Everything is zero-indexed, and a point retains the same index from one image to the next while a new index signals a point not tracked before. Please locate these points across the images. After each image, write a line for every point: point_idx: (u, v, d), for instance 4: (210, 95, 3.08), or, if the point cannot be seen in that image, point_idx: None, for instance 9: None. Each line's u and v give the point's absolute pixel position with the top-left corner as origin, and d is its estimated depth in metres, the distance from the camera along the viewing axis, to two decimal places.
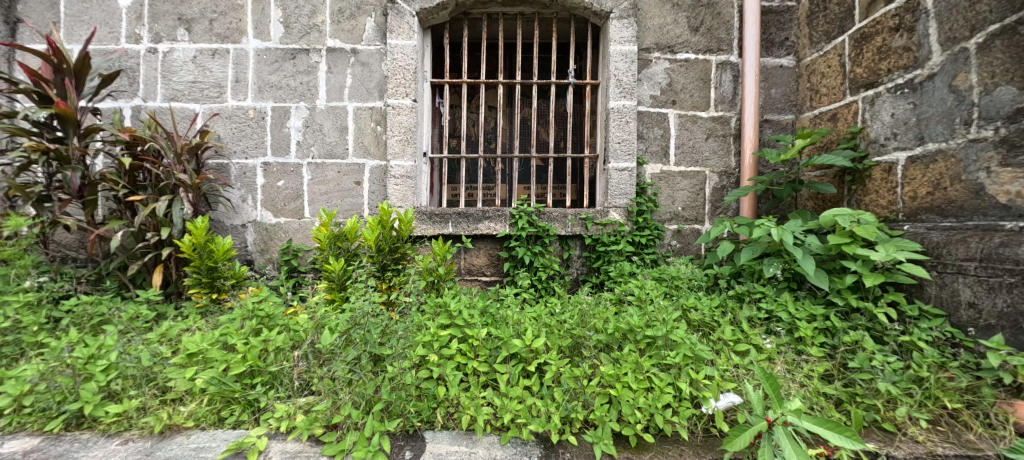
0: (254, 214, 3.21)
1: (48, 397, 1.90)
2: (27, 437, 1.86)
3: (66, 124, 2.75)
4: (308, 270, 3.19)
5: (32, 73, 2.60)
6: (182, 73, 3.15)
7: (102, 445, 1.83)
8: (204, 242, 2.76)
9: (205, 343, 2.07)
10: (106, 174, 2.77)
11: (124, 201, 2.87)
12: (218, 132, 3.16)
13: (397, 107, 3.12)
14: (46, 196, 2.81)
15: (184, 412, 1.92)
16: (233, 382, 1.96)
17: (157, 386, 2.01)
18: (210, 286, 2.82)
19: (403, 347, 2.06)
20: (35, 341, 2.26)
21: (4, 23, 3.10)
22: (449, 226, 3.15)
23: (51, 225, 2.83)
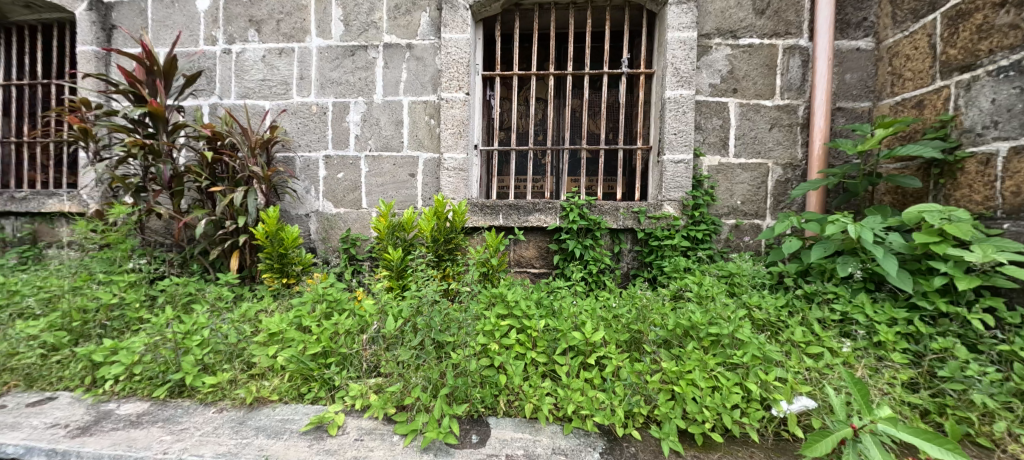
0: (316, 204, 3.40)
1: (154, 366, 2.16)
2: (139, 402, 2.12)
3: (157, 121, 3.03)
4: (365, 258, 3.36)
5: (130, 75, 2.89)
6: (253, 71, 3.37)
7: (201, 412, 2.04)
8: (276, 230, 2.98)
9: (283, 323, 2.24)
10: (191, 167, 3.04)
11: (206, 192, 3.15)
12: (285, 127, 3.37)
13: (450, 101, 3.18)
14: (143, 188, 3.13)
15: (268, 385, 2.10)
16: (310, 361, 2.11)
17: (244, 362, 2.22)
18: (281, 271, 3.05)
19: (467, 335, 2.13)
20: (138, 316, 2.54)
21: (101, 28, 3.41)
22: (500, 218, 3.19)
23: (145, 213, 3.15)
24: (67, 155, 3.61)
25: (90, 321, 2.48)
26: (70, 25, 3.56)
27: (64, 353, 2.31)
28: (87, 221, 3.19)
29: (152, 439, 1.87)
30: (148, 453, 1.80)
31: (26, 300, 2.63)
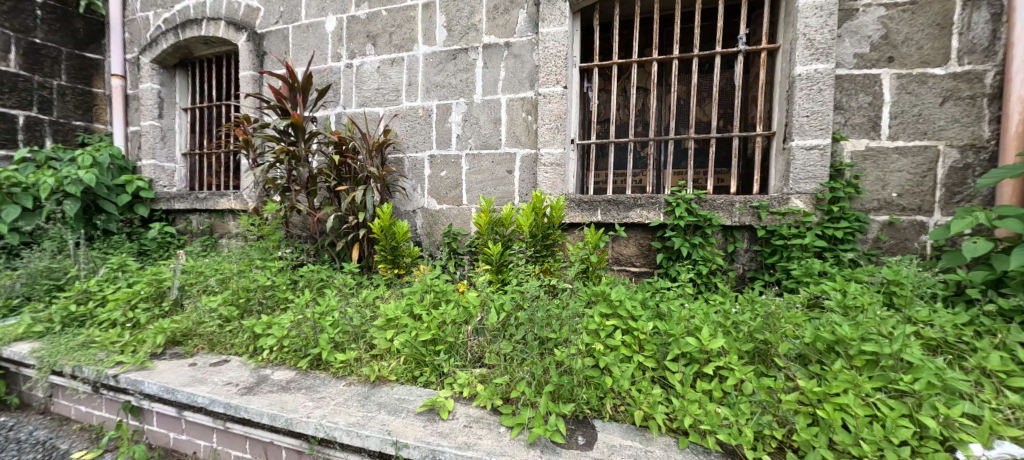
0: (422, 201, 3.64)
1: (298, 340, 2.50)
2: (287, 370, 2.45)
3: (298, 131, 3.52)
4: (465, 252, 3.49)
5: (278, 93, 3.39)
6: (370, 81, 3.73)
7: (334, 384, 2.29)
8: (389, 224, 3.26)
9: (399, 310, 2.49)
10: (323, 169, 3.48)
11: (335, 191, 3.58)
12: (397, 130, 3.67)
13: (548, 96, 3.16)
14: (287, 188, 3.64)
15: (386, 366, 2.30)
16: (422, 346, 2.28)
17: (367, 342, 2.46)
18: (393, 262, 3.33)
19: (572, 333, 2.12)
20: (285, 297, 2.99)
21: (256, 55, 4.05)
22: (598, 214, 3.08)
23: (289, 209, 3.66)
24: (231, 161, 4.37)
25: (251, 298, 2.97)
26: (235, 55, 4.30)
27: (234, 324, 2.77)
28: (248, 216, 3.82)
29: (297, 404, 2.11)
30: (295, 416, 2.03)
31: (210, 281, 3.20)
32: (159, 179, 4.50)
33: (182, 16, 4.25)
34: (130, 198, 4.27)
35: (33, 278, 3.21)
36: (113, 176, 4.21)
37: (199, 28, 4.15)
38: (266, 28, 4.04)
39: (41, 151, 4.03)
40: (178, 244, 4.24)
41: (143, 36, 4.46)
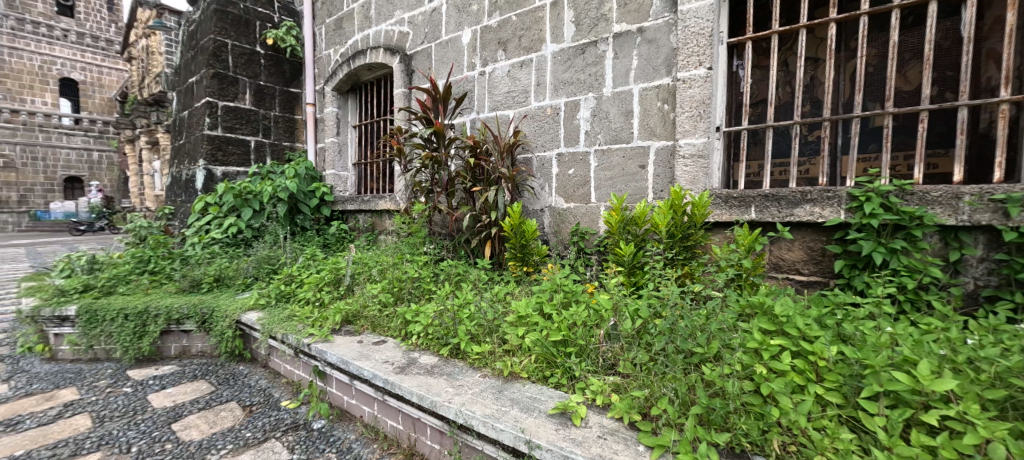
0: (549, 200, 3.61)
1: (441, 329, 2.59)
2: (433, 356, 2.51)
3: (439, 137, 3.76)
4: (593, 252, 3.31)
5: (424, 104, 3.68)
6: (501, 86, 3.81)
7: (471, 374, 2.28)
8: (519, 223, 3.30)
9: (531, 308, 2.42)
10: (459, 171, 3.65)
11: (470, 192, 3.71)
12: (526, 130, 3.70)
13: (689, 80, 2.84)
14: (431, 189, 3.85)
15: (517, 363, 2.24)
16: (553, 347, 2.19)
17: (500, 338, 2.43)
18: (522, 259, 3.36)
19: (727, 349, 1.78)
20: (428, 288, 3.14)
21: (406, 73, 4.44)
22: (751, 211, 2.65)
23: (433, 209, 3.86)
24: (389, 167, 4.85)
25: (403, 287, 3.18)
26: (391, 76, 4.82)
27: (390, 310, 2.98)
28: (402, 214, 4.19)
29: (440, 389, 2.13)
30: (438, 399, 2.03)
31: (371, 272, 3.49)
32: (338, 186, 5.28)
33: (353, 49, 4.92)
34: (319, 201, 5.01)
35: (259, 265, 3.98)
36: (308, 183, 5.00)
37: (365, 56, 4.73)
38: (414, 48, 4.41)
39: (261, 168, 4.91)
40: (350, 238, 4.88)
41: (326, 69, 5.27)
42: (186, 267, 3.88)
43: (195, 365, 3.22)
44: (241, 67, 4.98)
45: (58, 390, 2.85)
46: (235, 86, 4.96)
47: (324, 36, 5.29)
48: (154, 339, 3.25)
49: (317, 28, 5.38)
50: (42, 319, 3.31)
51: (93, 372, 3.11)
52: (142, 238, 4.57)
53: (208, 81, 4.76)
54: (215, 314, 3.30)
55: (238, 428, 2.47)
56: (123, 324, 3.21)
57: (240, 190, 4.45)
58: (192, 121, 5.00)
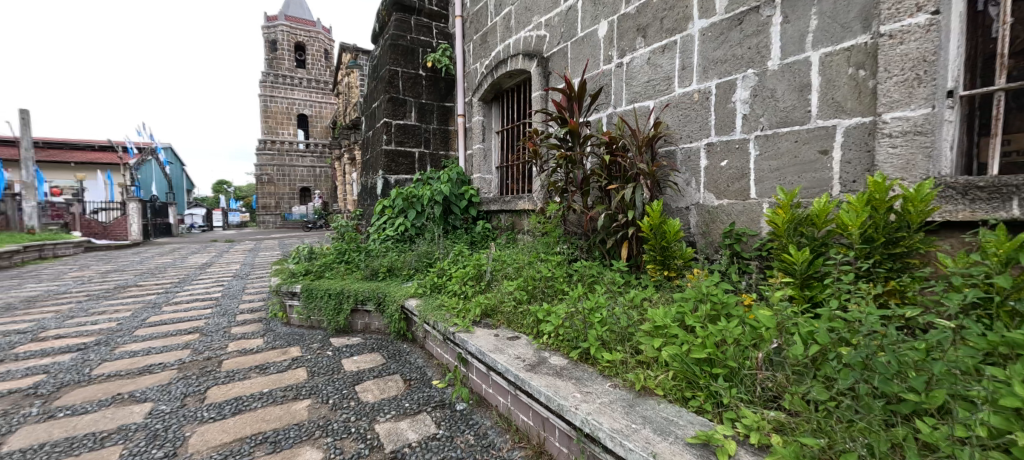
0: (697, 196, 2.85)
1: (571, 333, 2.08)
2: (559, 358, 2.05)
3: (575, 137, 2.87)
4: (754, 256, 2.50)
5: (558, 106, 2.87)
6: (639, 76, 3.13)
7: (599, 382, 1.83)
8: (661, 223, 2.40)
9: (670, 318, 1.89)
10: (594, 168, 2.73)
11: (606, 191, 2.74)
12: (668, 122, 3.00)
13: (903, 32, 1.93)
14: (565, 189, 2.94)
15: (654, 376, 1.77)
16: (695, 366, 1.70)
17: (634, 347, 1.93)
18: (663, 263, 2.46)
19: (962, 414, 1.25)
20: (561, 289, 2.55)
21: (543, 76, 3.92)
22: (1013, 208, 1.75)
23: (567, 211, 2.97)
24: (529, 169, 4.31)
25: (535, 286, 2.64)
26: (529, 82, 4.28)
27: (524, 307, 2.47)
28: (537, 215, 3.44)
29: (567, 392, 1.76)
30: (564, 403, 1.70)
31: (508, 270, 2.99)
32: (483, 189, 4.88)
33: (494, 60, 4.55)
34: (468, 202, 4.72)
35: (420, 259, 3.92)
36: (459, 185, 4.72)
37: (505, 65, 4.25)
38: (551, 50, 3.88)
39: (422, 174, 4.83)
40: (494, 237, 4.54)
41: (474, 83, 5.00)
42: (370, 259, 4.09)
43: (375, 339, 3.37)
44: (409, 89, 4.91)
45: (287, 348, 3.23)
46: (404, 107, 4.91)
47: (473, 52, 5.03)
48: (347, 315, 3.56)
49: (468, 45, 5.14)
50: (282, 293, 3.92)
51: (309, 336, 3.52)
52: (341, 236, 4.98)
53: (384, 104, 4.82)
54: (387, 299, 3.37)
55: (400, 398, 2.38)
56: (326, 300, 3.59)
57: (407, 194, 4.44)
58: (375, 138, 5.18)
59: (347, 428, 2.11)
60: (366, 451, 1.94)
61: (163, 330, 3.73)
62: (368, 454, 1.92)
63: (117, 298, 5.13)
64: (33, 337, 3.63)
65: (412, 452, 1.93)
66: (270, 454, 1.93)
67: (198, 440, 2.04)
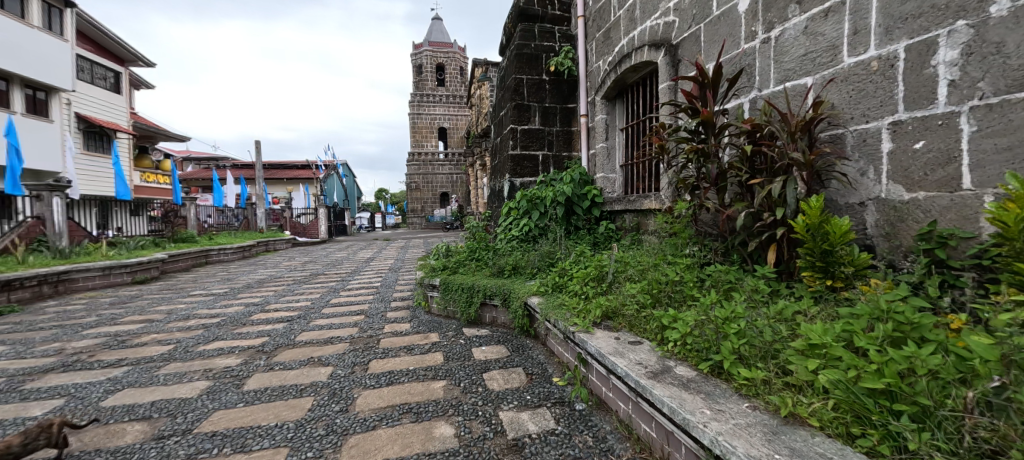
0: (876, 189, 2.15)
1: (700, 342, 1.84)
2: (686, 369, 1.80)
3: (708, 128, 2.51)
4: (969, 266, 1.81)
5: (687, 94, 2.55)
6: (793, 50, 2.48)
7: (734, 401, 1.54)
8: (821, 222, 1.95)
9: (831, 336, 1.52)
10: (732, 161, 2.37)
11: (747, 185, 2.39)
12: (832, 101, 2.31)
13: None
14: (696, 186, 2.63)
15: (807, 403, 1.42)
16: (868, 398, 1.32)
17: (781, 367, 1.60)
18: (823, 271, 2.02)
19: None
20: (691, 295, 2.28)
21: (671, 65, 3.52)
22: None
23: (699, 209, 2.65)
24: (656, 165, 3.99)
25: (661, 290, 2.42)
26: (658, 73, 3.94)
27: (649, 311, 2.28)
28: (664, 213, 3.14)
29: (695, 407, 1.53)
30: (691, 417, 1.47)
31: (631, 271, 2.84)
32: (607, 188, 4.68)
33: (618, 55, 4.27)
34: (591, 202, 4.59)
35: (542, 258, 3.92)
36: (581, 186, 4.64)
37: (630, 59, 3.99)
38: (681, 36, 3.48)
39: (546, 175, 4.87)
40: (618, 238, 4.36)
41: (596, 80, 4.80)
42: (498, 257, 4.21)
43: (501, 333, 3.45)
44: (533, 95, 4.95)
45: (427, 333, 3.49)
46: (528, 112, 4.97)
47: (595, 50, 4.83)
48: (477, 308, 3.73)
49: (589, 43, 4.96)
50: (424, 284, 4.28)
51: (446, 325, 3.77)
52: (473, 235, 5.27)
53: (510, 111, 4.96)
54: (511, 295, 3.42)
55: (522, 389, 2.38)
56: (459, 293, 3.81)
57: (531, 195, 4.46)
58: (502, 144, 5.36)
59: (475, 410, 2.16)
60: (491, 434, 1.96)
61: (340, 310, 4.36)
62: (492, 437, 1.93)
63: (312, 283, 6.22)
64: (260, 308, 4.54)
65: (532, 442, 1.89)
66: (413, 422, 2.06)
67: (363, 402, 2.26)
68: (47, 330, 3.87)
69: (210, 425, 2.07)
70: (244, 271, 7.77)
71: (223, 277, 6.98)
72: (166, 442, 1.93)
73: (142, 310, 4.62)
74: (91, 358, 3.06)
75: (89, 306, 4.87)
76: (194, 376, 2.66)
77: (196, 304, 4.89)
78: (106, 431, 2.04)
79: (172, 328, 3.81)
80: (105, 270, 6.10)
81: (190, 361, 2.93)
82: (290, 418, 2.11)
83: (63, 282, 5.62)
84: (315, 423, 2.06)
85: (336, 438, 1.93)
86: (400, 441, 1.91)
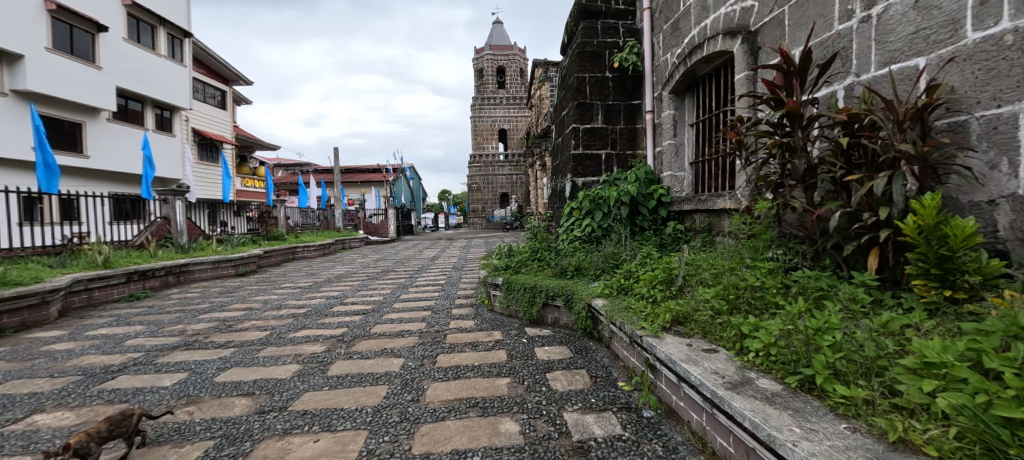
0: (1012, 185, 1.84)
1: (787, 354, 1.68)
2: (770, 382, 1.66)
3: (794, 120, 2.31)
4: None
5: (769, 84, 2.36)
6: (900, 28, 2.21)
7: (829, 421, 1.38)
8: (937, 223, 1.71)
9: (952, 355, 1.32)
10: (823, 155, 2.15)
11: (842, 182, 2.16)
12: (951, 84, 2.03)
13: None
14: (780, 183, 2.42)
15: (922, 430, 1.23)
16: (1003, 428, 1.12)
17: (888, 387, 1.42)
18: (940, 279, 1.77)
19: None
20: (774, 302, 2.10)
21: (749, 54, 3.29)
22: None
23: (784, 209, 2.44)
24: (731, 162, 3.75)
25: (739, 296, 2.25)
26: (733, 63, 3.70)
27: (725, 318, 2.13)
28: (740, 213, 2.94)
29: (781, 423, 1.39)
30: (777, 435, 1.35)
31: (704, 274, 2.68)
32: (674, 187, 4.46)
33: (688, 46, 4.05)
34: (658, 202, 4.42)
35: (605, 259, 3.81)
36: (647, 185, 4.48)
37: (701, 50, 3.77)
38: (760, 22, 3.24)
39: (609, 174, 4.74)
40: (687, 240, 4.15)
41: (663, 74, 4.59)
42: (560, 257, 4.16)
43: (563, 333, 3.40)
44: (595, 93, 4.85)
45: (491, 331, 3.52)
46: (590, 111, 4.87)
47: (663, 43, 4.63)
48: (539, 308, 3.71)
49: (656, 36, 4.77)
50: (488, 283, 4.33)
51: (508, 324, 3.78)
52: (534, 235, 5.26)
53: (572, 110, 4.89)
54: (574, 296, 3.36)
55: (587, 392, 2.32)
56: (522, 292, 3.80)
57: (594, 195, 4.34)
58: (564, 143, 5.30)
59: (539, 409, 2.14)
60: (556, 434, 1.92)
61: (409, 306, 4.53)
62: (557, 438, 1.89)
63: (384, 279, 6.54)
64: (338, 301, 4.84)
65: (598, 446, 1.83)
66: (479, 416, 2.07)
67: (432, 394, 2.32)
68: (174, 313, 4.41)
69: (302, 405, 2.21)
70: (326, 267, 8.33)
71: (308, 272, 7.53)
72: (265, 417, 2.08)
73: (243, 299, 5.09)
74: (207, 339, 3.40)
75: (202, 294, 5.45)
76: (287, 360, 2.87)
77: (287, 295, 5.31)
78: (217, 403, 2.25)
79: (268, 316, 4.16)
80: (215, 264, 6.80)
81: (282, 346, 3.17)
82: (369, 403, 2.20)
83: (183, 273, 6.25)
84: (391, 410, 2.14)
85: (410, 425, 1.99)
86: (468, 434, 1.92)
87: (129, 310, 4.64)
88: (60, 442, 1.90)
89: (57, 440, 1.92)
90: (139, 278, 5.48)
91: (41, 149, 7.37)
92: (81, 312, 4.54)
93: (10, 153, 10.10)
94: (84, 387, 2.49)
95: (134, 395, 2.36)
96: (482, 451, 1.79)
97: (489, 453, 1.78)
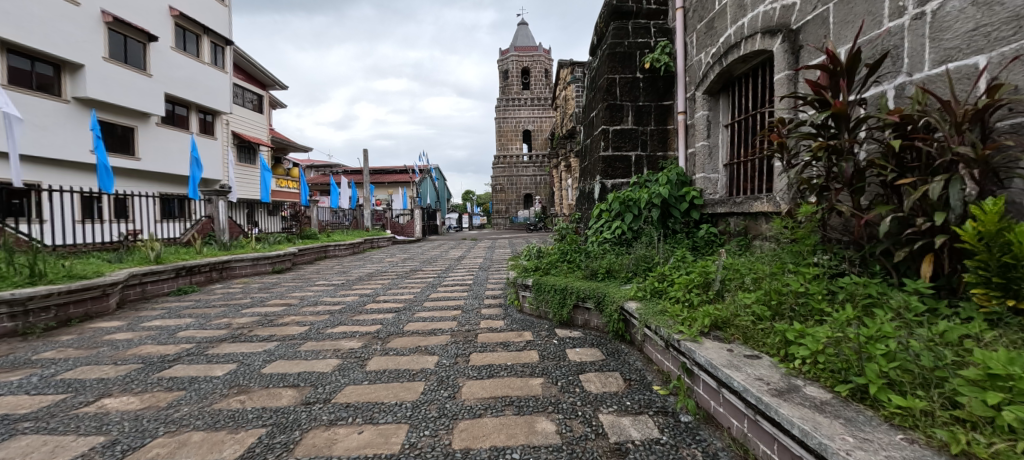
0: None
1: (837, 363, 1.64)
2: (818, 390, 1.62)
3: (840, 122, 2.25)
4: None
5: (814, 84, 2.29)
6: (958, 25, 2.12)
7: (884, 431, 1.34)
8: (1001, 229, 1.64)
9: (1019, 367, 1.27)
10: (873, 158, 2.09)
11: (893, 185, 2.09)
12: (1015, 83, 1.93)
13: None
14: (825, 187, 2.36)
15: (987, 443, 1.19)
16: None
17: (948, 398, 1.37)
18: (1003, 288, 1.70)
19: None
20: (819, 308, 2.04)
21: (790, 53, 3.20)
22: None
23: (830, 213, 2.37)
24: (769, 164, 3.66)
25: (781, 303, 2.20)
26: (771, 62, 3.61)
27: (768, 324, 2.09)
28: (781, 217, 2.87)
29: (833, 432, 1.37)
30: (828, 443, 1.32)
31: (744, 280, 2.63)
32: (708, 189, 4.38)
33: (724, 45, 3.97)
34: (690, 205, 4.38)
35: (637, 262, 3.77)
36: (679, 187, 4.44)
37: (738, 49, 3.69)
38: (801, 20, 3.16)
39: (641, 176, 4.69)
40: (721, 243, 4.07)
41: (698, 74, 4.52)
42: (590, 259, 4.15)
43: (594, 336, 3.38)
44: (626, 94, 4.80)
45: (521, 331, 3.54)
46: (620, 112, 4.83)
47: (696, 42, 4.56)
48: (569, 309, 3.71)
49: (690, 36, 4.70)
50: (518, 284, 4.35)
51: (538, 324, 3.80)
52: (563, 237, 5.26)
53: (602, 112, 4.85)
54: (605, 298, 3.35)
55: (622, 394, 2.31)
56: (551, 293, 3.81)
57: (624, 197, 4.30)
58: (593, 145, 5.27)
59: (574, 410, 2.14)
60: (592, 435, 1.93)
61: (439, 305, 4.60)
62: (594, 438, 1.90)
63: (413, 278, 6.65)
64: (371, 299, 4.96)
65: (635, 448, 1.83)
66: (515, 415, 2.10)
67: (467, 391, 2.36)
68: (218, 306, 4.63)
69: (344, 397, 2.29)
70: (356, 266, 8.54)
71: (340, 271, 7.74)
72: (312, 408, 2.17)
73: (281, 295, 5.28)
74: (250, 332, 3.56)
75: (244, 289, 5.69)
76: (327, 354, 2.98)
77: (322, 292, 5.47)
78: (266, 393, 2.35)
79: (305, 312, 4.31)
80: (255, 261, 7.06)
81: (322, 341, 3.28)
82: (408, 398, 2.26)
83: (225, 269, 6.53)
84: (429, 405, 2.19)
85: (448, 421, 2.03)
86: (505, 431, 1.95)
87: (178, 303, 4.89)
88: (128, 424, 2.04)
89: (124, 423, 2.06)
90: (186, 273, 5.77)
91: (100, 152, 7.87)
92: (135, 305, 4.82)
93: (71, 155, 10.77)
94: (145, 374, 2.65)
95: (189, 383, 2.50)
96: (520, 449, 1.82)
97: (527, 451, 1.81)
